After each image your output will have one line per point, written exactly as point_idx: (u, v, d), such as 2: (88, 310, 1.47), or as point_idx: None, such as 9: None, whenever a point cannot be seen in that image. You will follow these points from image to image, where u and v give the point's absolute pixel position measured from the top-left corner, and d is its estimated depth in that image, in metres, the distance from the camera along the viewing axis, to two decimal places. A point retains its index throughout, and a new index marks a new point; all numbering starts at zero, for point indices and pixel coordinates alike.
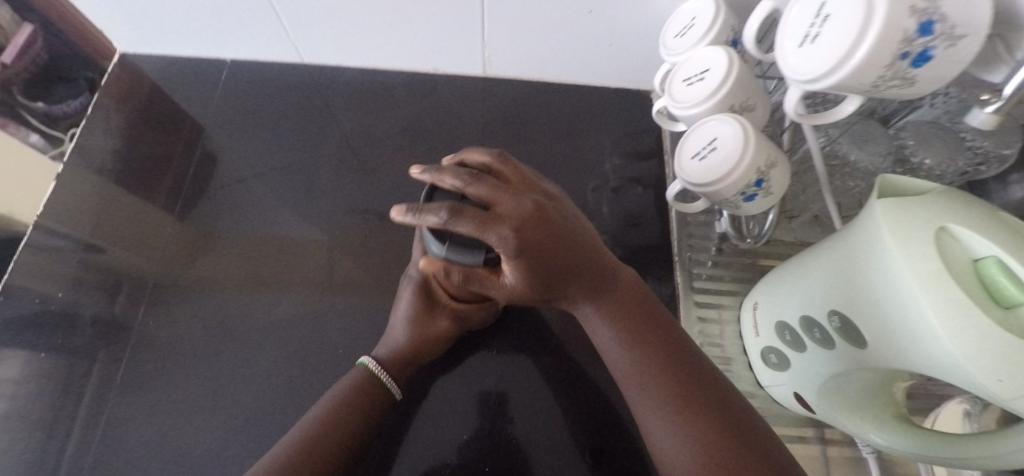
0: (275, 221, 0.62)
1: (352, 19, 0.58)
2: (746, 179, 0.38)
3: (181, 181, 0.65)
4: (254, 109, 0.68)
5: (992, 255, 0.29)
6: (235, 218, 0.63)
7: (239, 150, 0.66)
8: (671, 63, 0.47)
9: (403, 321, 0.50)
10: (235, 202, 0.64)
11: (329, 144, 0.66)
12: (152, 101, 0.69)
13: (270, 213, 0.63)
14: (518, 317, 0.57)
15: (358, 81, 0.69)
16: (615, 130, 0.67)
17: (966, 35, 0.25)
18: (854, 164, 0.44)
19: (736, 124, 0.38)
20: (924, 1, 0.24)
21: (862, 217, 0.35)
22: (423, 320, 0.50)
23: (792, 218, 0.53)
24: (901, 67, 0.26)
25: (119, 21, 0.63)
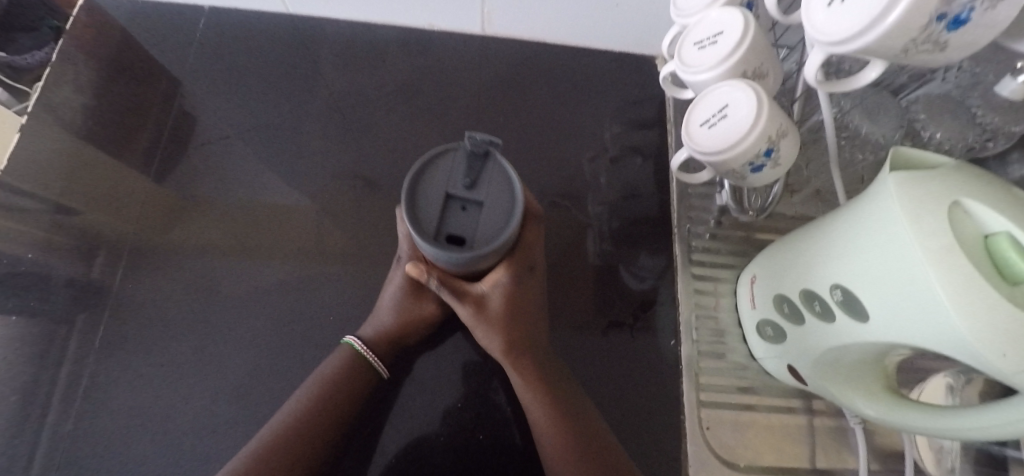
0: (260, 184, 0.60)
1: None
2: (756, 149, 0.37)
3: (159, 140, 0.62)
4: (237, 62, 0.64)
5: (1004, 231, 0.29)
6: (218, 182, 0.60)
7: (221, 106, 0.63)
8: (682, 26, 0.45)
9: (389, 305, 0.48)
10: (217, 163, 0.61)
11: (318, 102, 0.63)
12: (127, 52, 0.65)
13: (254, 176, 0.60)
14: None
15: (349, 36, 0.65)
16: (617, 98, 0.65)
17: None
18: (866, 137, 0.43)
19: (751, 93, 0.37)
20: None
21: (873, 190, 0.34)
22: (409, 305, 0.48)
23: (793, 193, 0.52)
24: (935, 30, 0.25)
25: None
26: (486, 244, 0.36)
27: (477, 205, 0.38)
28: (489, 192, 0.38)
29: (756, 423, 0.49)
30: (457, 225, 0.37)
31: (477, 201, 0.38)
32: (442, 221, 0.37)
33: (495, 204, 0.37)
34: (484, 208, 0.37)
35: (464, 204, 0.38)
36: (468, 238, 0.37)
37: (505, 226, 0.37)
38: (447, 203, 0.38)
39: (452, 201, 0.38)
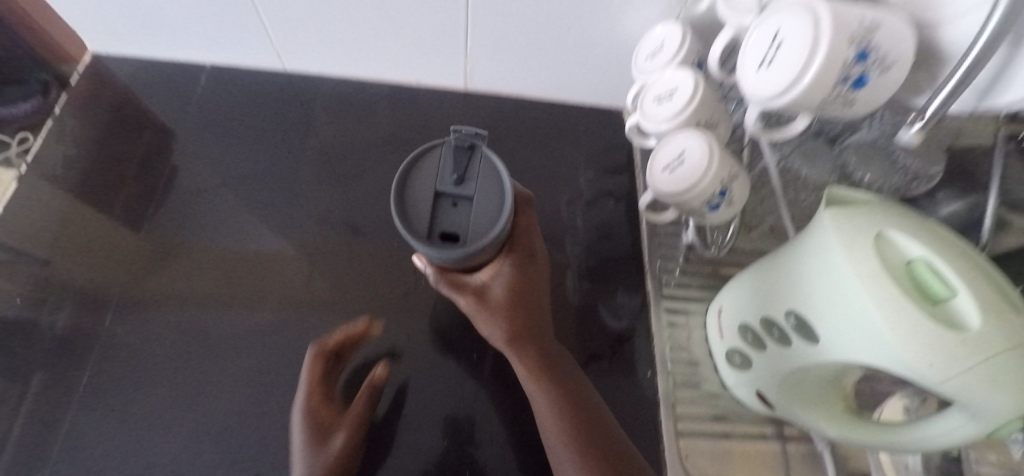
0: (252, 229, 0.62)
1: (338, 25, 0.59)
2: (712, 189, 0.41)
3: (151, 188, 0.63)
4: (233, 115, 0.68)
5: (921, 258, 0.33)
6: (208, 228, 0.62)
7: (216, 156, 0.66)
8: (643, 83, 0.51)
9: (298, 460, 0.47)
10: (208, 211, 0.63)
11: (310, 152, 0.66)
12: (124, 105, 0.68)
13: (245, 221, 0.62)
14: None
15: (341, 92, 0.70)
16: (590, 147, 0.70)
17: (894, 64, 0.29)
18: (806, 178, 0.49)
19: (704, 140, 0.41)
20: (859, 34, 0.28)
21: (813, 225, 0.39)
22: (317, 454, 0.47)
23: (751, 230, 0.57)
24: (843, 90, 0.30)
25: (98, 21, 0.62)
26: (479, 237, 0.39)
27: (467, 202, 0.41)
28: (478, 187, 0.41)
29: (732, 451, 0.51)
30: (449, 222, 0.40)
31: (467, 197, 0.41)
32: (435, 218, 0.40)
33: (484, 199, 0.40)
34: (475, 203, 0.40)
35: (454, 200, 0.41)
36: (461, 235, 0.40)
37: (496, 218, 0.40)
38: (438, 200, 0.41)
39: (442, 197, 0.41)
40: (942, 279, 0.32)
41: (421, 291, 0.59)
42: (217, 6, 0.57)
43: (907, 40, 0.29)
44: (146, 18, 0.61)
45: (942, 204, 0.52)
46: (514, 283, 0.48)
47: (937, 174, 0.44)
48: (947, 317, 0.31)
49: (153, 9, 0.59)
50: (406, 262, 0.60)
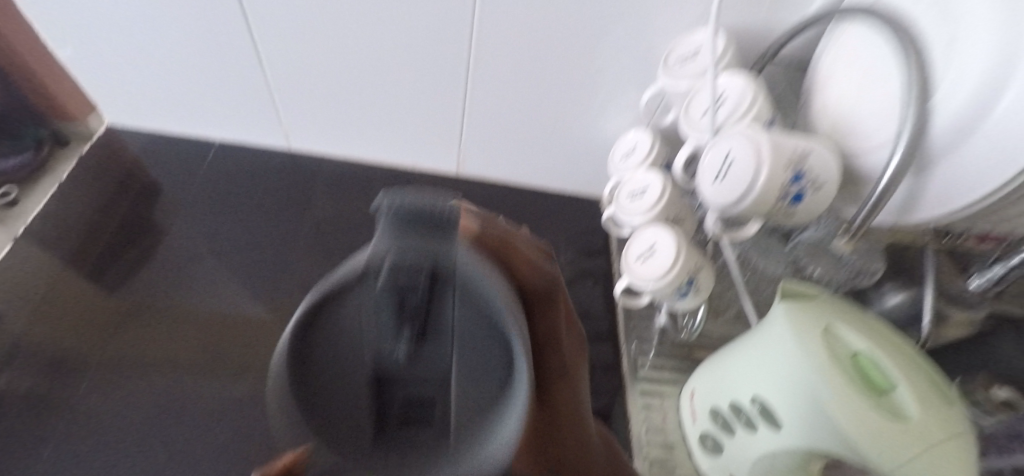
0: (236, 296, 0.62)
1: (346, 109, 0.65)
2: (680, 279, 0.46)
3: (139, 251, 0.64)
4: (233, 186, 0.71)
5: (864, 350, 0.37)
6: (193, 293, 0.62)
7: (211, 224, 0.68)
8: (617, 179, 0.57)
9: None
10: (196, 276, 0.63)
11: (305, 224, 0.69)
12: (127, 169, 0.70)
13: (230, 288, 0.63)
14: None
15: (340, 170, 0.73)
16: (571, 231, 0.75)
17: (824, 184, 0.35)
18: (762, 270, 0.53)
19: (671, 235, 0.46)
20: (794, 160, 0.34)
21: (771, 317, 0.43)
22: None
23: (718, 314, 0.60)
24: (783, 202, 0.35)
25: (120, 97, 0.67)
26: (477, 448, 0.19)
27: (434, 349, 0.20)
28: (450, 315, 0.21)
29: None
30: (406, 398, 0.20)
31: (434, 347, 0.20)
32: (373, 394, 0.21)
33: (465, 345, 0.21)
34: (453, 359, 0.20)
35: (407, 353, 0.20)
36: (434, 424, 0.20)
37: (504, 393, 0.20)
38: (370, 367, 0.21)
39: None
40: (884, 371, 0.36)
41: None
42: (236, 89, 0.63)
43: (832, 166, 0.35)
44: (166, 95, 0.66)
45: (888, 296, 0.57)
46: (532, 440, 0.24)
47: (877, 270, 0.50)
48: (891, 407, 0.34)
49: (174, 86, 0.64)
50: None
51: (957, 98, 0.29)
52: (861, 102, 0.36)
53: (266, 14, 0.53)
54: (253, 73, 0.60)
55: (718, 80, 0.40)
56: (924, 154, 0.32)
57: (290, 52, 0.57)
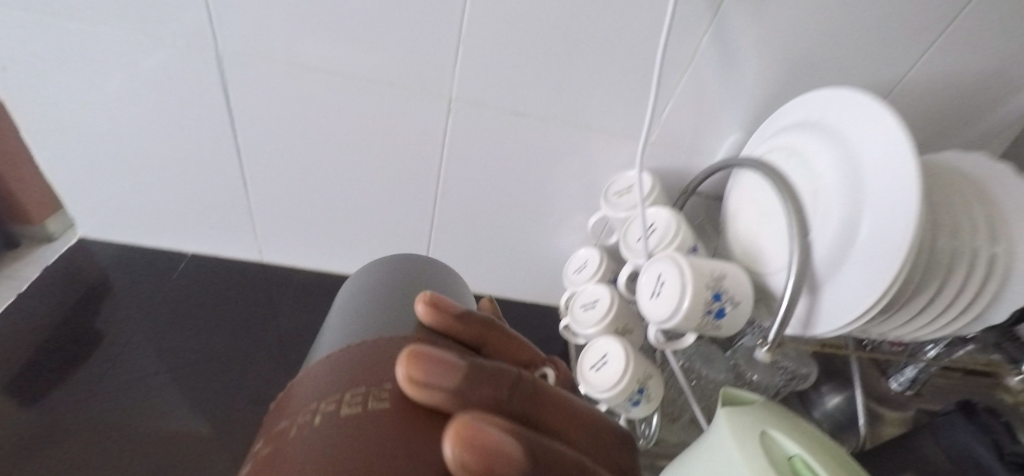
0: (176, 411, 0.57)
1: (321, 224, 0.67)
2: (632, 387, 0.49)
3: (73, 368, 0.58)
4: (193, 300, 0.69)
5: (798, 454, 0.40)
6: (124, 408, 0.56)
7: (161, 336, 0.64)
8: (572, 292, 0.62)
9: None
10: (131, 390, 0.58)
11: (267, 338, 0.67)
12: (73, 275, 0.66)
13: (170, 403, 0.57)
14: None
15: (309, 284, 0.73)
16: (534, 339, 0.77)
17: (740, 301, 0.41)
18: (707, 379, 0.57)
19: (620, 345, 0.50)
20: (713, 281, 0.40)
21: (715, 424, 0.46)
22: None
23: (673, 420, 0.63)
24: (709, 317, 0.40)
25: (79, 209, 0.64)
26: None
27: None
28: None
29: None
30: None
31: None
32: None
33: None
34: None
35: None
36: None
37: None
38: None
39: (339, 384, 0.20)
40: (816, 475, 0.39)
41: None
42: (213, 203, 0.64)
43: (744, 286, 0.42)
44: (132, 210, 0.65)
45: (827, 398, 0.61)
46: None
47: (809, 373, 0.57)
48: None
49: (145, 201, 0.64)
50: None
51: (830, 234, 0.37)
52: (762, 232, 0.44)
53: (257, 143, 0.57)
54: (235, 191, 0.62)
55: (648, 212, 0.49)
56: (814, 277, 0.39)
57: (275, 174, 0.60)
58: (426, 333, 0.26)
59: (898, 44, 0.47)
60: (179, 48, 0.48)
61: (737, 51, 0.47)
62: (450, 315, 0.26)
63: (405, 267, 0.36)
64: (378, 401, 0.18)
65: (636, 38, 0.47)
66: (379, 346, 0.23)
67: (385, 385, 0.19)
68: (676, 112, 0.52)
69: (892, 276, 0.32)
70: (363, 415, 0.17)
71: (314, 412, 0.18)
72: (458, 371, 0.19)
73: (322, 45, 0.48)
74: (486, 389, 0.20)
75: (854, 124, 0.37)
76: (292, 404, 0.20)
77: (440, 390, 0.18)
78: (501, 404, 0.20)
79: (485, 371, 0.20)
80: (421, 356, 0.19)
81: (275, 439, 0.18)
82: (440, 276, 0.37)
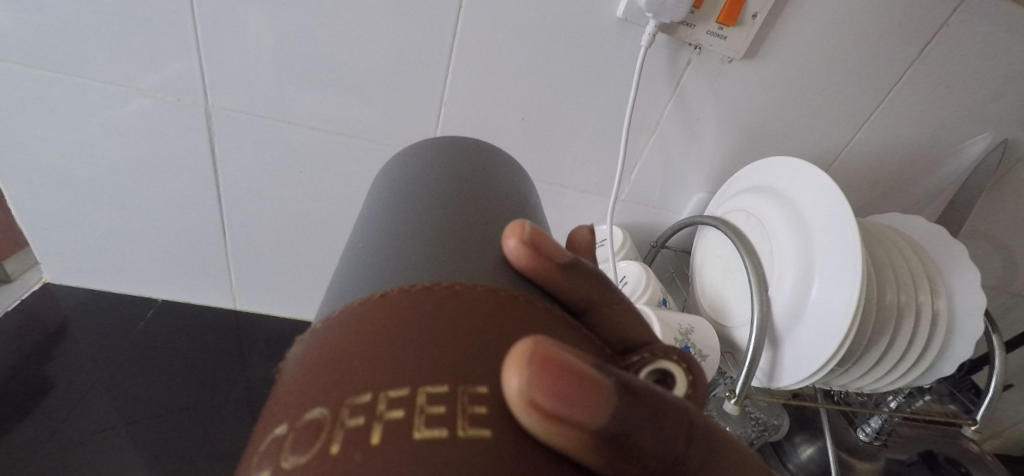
0: (128, 468, 0.54)
1: (297, 271, 0.66)
2: None
3: (21, 419, 0.55)
4: (158, 346, 0.66)
5: None
6: (71, 465, 0.53)
7: (118, 384, 0.61)
8: None
9: None
10: (77, 446, 0.54)
11: (234, 389, 0.64)
12: (28, 319, 0.64)
13: (123, 459, 0.55)
14: None
15: (283, 332, 0.72)
16: None
17: (709, 354, 0.43)
18: None
19: None
20: (681, 335, 0.42)
21: None
22: None
23: None
24: None
25: (46, 252, 0.63)
26: None
27: None
28: None
29: None
30: None
31: None
32: None
33: None
34: None
35: None
36: None
37: None
38: None
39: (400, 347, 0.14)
40: None
41: None
42: (188, 249, 0.64)
43: (712, 340, 0.43)
44: (102, 254, 0.64)
45: (800, 448, 0.63)
46: None
47: (780, 424, 0.60)
48: None
49: (117, 245, 0.63)
50: None
51: (787, 290, 0.40)
52: (728, 286, 0.46)
53: (237, 191, 0.58)
54: (211, 238, 0.62)
55: (620, 266, 0.51)
56: (774, 332, 0.41)
57: (254, 222, 0.61)
58: (517, 274, 0.20)
59: (844, 111, 0.52)
60: (168, 103, 0.50)
61: (697, 120, 0.52)
62: (557, 260, 0.20)
63: (484, 174, 0.28)
64: (471, 424, 0.12)
65: (604, 105, 0.51)
66: (457, 299, 0.16)
67: (479, 386, 0.13)
68: (643, 172, 0.56)
69: (841, 335, 0.34)
70: (451, 449, 0.12)
71: (362, 414, 0.12)
72: (607, 393, 0.13)
73: (313, 103, 0.50)
74: (643, 428, 0.13)
75: (804, 190, 0.40)
76: (324, 374, 0.14)
77: (580, 427, 0.13)
78: (653, 450, 0.14)
79: (648, 397, 0.14)
80: (558, 368, 0.12)
81: (301, 439, 0.12)
82: (520, 203, 0.29)
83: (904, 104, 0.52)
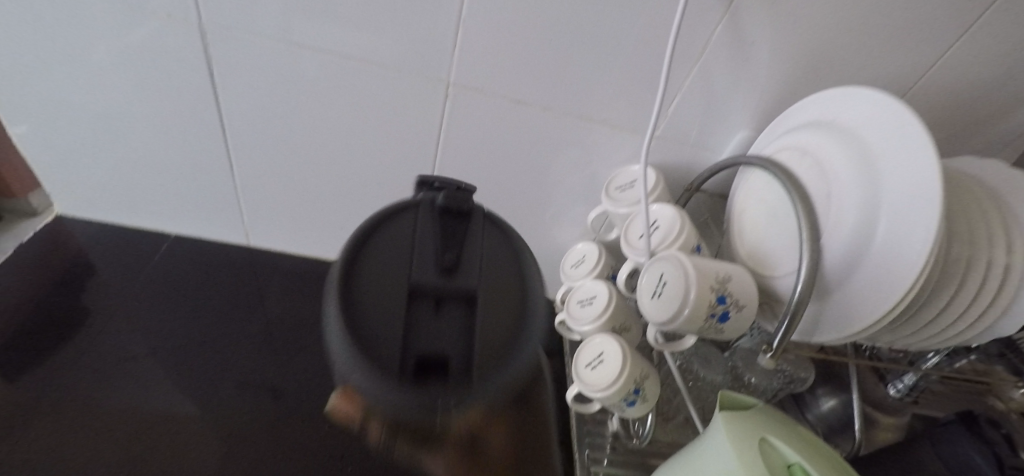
0: (155, 393, 0.55)
1: (308, 209, 0.64)
2: (627, 388, 0.48)
3: (51, 348, 0.56)
4: (174, 281, 0.65)
5: (797, 462, 0.40)
6: (102, 391, 0.54)
7: (137, 317, 0.61)
8: (568, 287, 0.60)
9: None
10: (100, 376, 0.55)
11: (252, 324, 0.64)
12: (48, 250, 0.64)
13: (150, 385, 0.55)
14: None
15: (298, 270, 0.71)
16: None
17: (745, 305, 0.40)
18: (703, 378, 0.57)
19: (616, 344, 0.49)
20: (718, 285, 0.38)
21: (711, 426, 0.44)
22: None
23: (668, 420, 0.60)
24: (713, 322, 0.39)
25: (58, 186, 0.62)
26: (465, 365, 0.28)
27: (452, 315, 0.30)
28: (467, 281, 0.32)
29: None
30: (426, 339, 0.28)
31: (455, 292, 0.31)
32: (409, 332, 0.28)
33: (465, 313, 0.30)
34: (448, 319, 0.30)
35: (435, 302, 0.30)
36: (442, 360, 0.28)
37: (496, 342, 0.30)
38: (413, 303, 0.30)
39: (423, 297, 0.30)
40: None
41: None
42: (196, 183, 0.61)
43: (751, 291, 0.40)
44: (111, 188, 0.62)
45: (822, 401, 0.61)
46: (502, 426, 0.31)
47: (808, 377, 0.57)
48: None
49: (125, 178, 0.61)
50: (324, 445, 0.55)
51: (844, 236, 0.36)
52: (771, 234, 0.42)
53: (242, 122, 0.54)
54: (218, 171, 0.60)
55: (651, 209, 0.47)
56: (822, 285, 0.38)
57: (262, 155, 0.57)
58: None
59: (923, 37, 0.45)
60: (160, 20, 0.46)
61: (750, 46, 0.45)
62: None
63: None
64: None
65: (644, 29, 0.44)
66: None
67: None
68: (682, 106, 0.50)
69: (907, 288, 0.31)
70: None
71: None
72: None
73: (317, 22, 0.45)
74: None
75: (876, 125, 0.35)
76: None
77: None
78: None
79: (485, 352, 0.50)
80: None
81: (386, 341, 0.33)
82: None
83: (995, 30, 0.45)
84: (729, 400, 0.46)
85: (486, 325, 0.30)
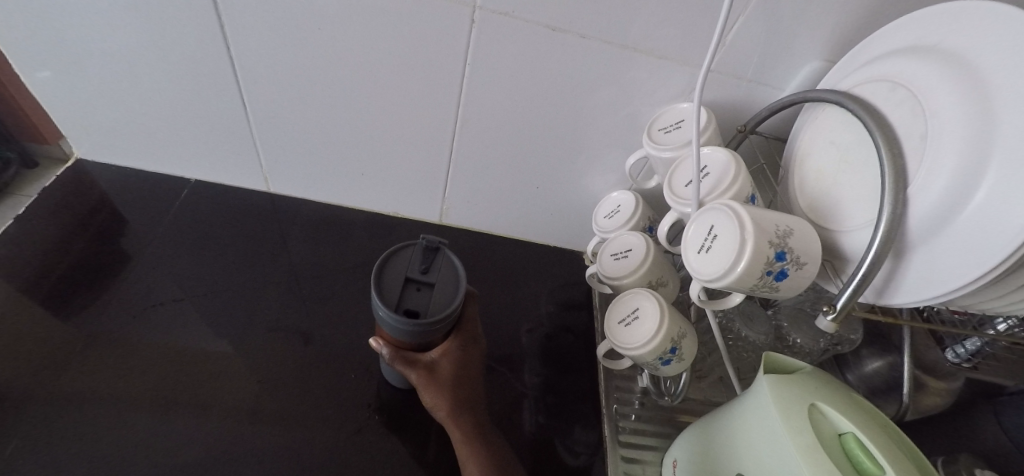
0: (187, 334, 0.55)
1: (328, 152, 0.61)
2: (663, 346, 0.45)
3: (83, 288, 0.56)
4: (198, 225, 0.65)
5: (850, 432, 0.37)
6: (138, 331, 0.54)
7: (164, 260, 0.61)
8: (601, 238, 0.57)
9: None
10: (132, 319, 0.55)
11: (277, 270, 0.63)
12: (74, 192, 0.63)
13: (181, 327, 0.55)
14: (440, 453, 0.52)
15: (321, 216, 0.69)
16: (553, 281, 0.70)
17: (807, 263, 0.36)
18: (746, 338, 0.53)
19: (653, 301, 0.46)
20: (777, 240, 0.34)
21: (754, 388, 0.42)
22: None
23: (701, 377, 0.60)
24: (768, 280, 0.35)
25: (74, 128, 0.60)
26: (437, 315, 0.41)
27: (429, 287, 0.43)
28: (436, 273, 0.44)
29: None
30: (413, 302, 0.42)
31: (430, 283, 0.43)
32: (401, 298, 0.42)
33: (440, 285, 0.43)
34: (436, 288, 0.43)
35: (419, 285, 0.43)
36: (422, 312, 0.42)
37: (451, 300, 0.42)
38: (405, 285, 0.43)
39: (410, 283, 0.43)
40: (871, 457, 0.35)
41: (362, 418, 0.53)
42: (211, 125, 0.59)
43: (813, 246, 0.36)
44: (126, 130, 0.60)
45: (866, 362, 0.57)
46: (458, 363, 0.49)
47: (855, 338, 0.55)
48: None
49: (138, 119, 0.58)
50: (353, 389, 0.55)
51: (932, 189, 0.31)
52: (840, 183, 0.37)
53: (252, 57, 0.50)
54: (232, 112, 0.56)
55: (702, 154, 0.43)
56: (903, 240, 0.33)
57: (275, 94, 0.54)
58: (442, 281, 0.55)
59: None
60: None
61: None
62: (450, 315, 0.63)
63: None
64: None
65: None
66: None
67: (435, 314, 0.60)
68: (744, 33, 0.43)
69: (1017, 246, 0.26)
70: None
71: None
72: None
73: None
74: None
75: (994, 52, 0.29)
76: None
77: None
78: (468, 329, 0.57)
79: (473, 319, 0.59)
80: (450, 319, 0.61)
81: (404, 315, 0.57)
82: None
83: None
84: (774, 361, 0.43)
85: (443, 293, 0.43)
